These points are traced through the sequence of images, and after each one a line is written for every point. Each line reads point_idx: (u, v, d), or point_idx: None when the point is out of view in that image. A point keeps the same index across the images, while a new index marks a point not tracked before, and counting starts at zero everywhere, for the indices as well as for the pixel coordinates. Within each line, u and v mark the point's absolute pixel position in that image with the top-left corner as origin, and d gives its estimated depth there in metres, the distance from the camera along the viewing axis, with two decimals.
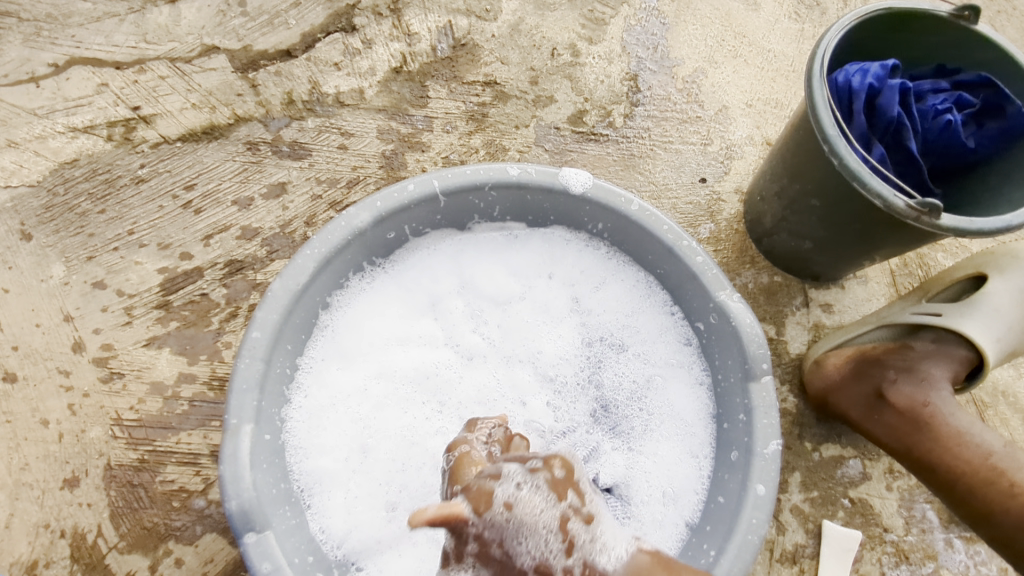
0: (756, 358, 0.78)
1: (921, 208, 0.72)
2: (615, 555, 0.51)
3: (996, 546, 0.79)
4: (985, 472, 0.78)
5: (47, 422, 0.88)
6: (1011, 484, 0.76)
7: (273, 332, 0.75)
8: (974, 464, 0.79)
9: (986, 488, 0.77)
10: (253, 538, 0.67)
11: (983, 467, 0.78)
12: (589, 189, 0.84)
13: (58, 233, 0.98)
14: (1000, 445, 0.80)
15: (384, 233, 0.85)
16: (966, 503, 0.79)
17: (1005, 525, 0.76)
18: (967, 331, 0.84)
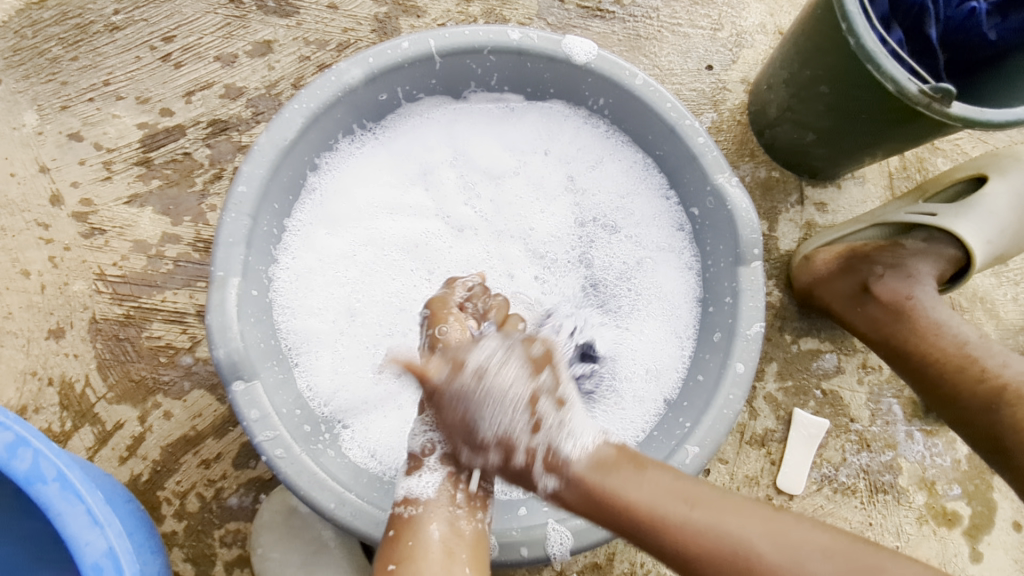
0: (748, 243, 0.78)
1: (933, 94, 0.70)
2: (582, 444, 0.62)
3: (957, 429, 0.81)
4: (958, 359, 0.81)
5: (28, 274, 0.87)
6: (982, 370, 0.79)
7: (260, 188, 0.72)
8: (948, 352, 0.82)
9: (957, 373, 0.80)
10: (241, 386, 0.68)
11: (957, 355, 0.81)
12: (592, 60, 0.80)
13: (28, 79, 0.92)
14: (975, 336, 0.82)
15: (376, 94, 0.81)
16: (936, 389, 0.82)
17: (969, 408, 0.78)
18: (960, 232, 0.85)
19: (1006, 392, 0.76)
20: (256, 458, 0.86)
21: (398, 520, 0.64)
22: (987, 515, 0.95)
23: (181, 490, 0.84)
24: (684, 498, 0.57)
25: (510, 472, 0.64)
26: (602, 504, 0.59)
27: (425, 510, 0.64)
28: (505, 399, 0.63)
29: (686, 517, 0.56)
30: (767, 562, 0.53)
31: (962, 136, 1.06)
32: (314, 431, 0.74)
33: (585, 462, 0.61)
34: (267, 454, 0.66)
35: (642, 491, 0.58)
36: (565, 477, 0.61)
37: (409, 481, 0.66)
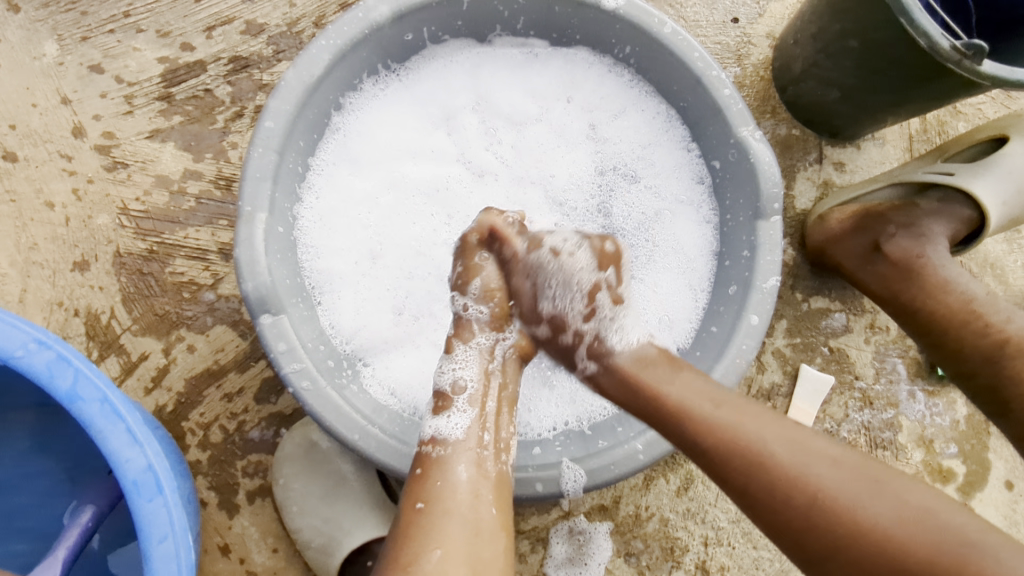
0: (769, 198, 0.78)
1: (966, 50, 0.69)
2: (629, 339, 0.70)
3: (959, 383, 0.82)
4: (962, 314, 0.81)
5: (52, 205, 0.88)
6: (986, 324, 0.79)
7: (286, 124, 0.72)
8: (953, 308, 0.82)
9: (960, 328, 0.80)
10: (269, 320, 0.69)
11: (962, 310, 0.81)
12: (621, 5, 0.79)
13: (47, 7, 0.91)
14: (983, 294, 0.82)
15: (401, 34, 0.80)
16: (939, 343, 0.82)
17: (971, 362, 0.79)
18: (976, 191, 0.85)
19: (1009, 345, 0.76)
20: (277, 394, 0.88)
21: (425, 459, 0.63)
22: (980, 473, 0.98)
23: (204, 422, 0.87)
24: (763, 424, 0.59)
25: (562, 349, 0.73)
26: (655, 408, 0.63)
27: (454, 451, 0.63)
28: (570, 283, 0.73)
29: (749, 435, 0.58)
30: (836, 498, 0.53)
31: (985, 100, 1.06)
32: (337, 366, 0.76)
33: (630, 355, 0.68)
34: (294, 386, 0.68)
35: (717, 413, 0.60)
36: (603, 364, 0.69)
37: (437, 421, 0.67)
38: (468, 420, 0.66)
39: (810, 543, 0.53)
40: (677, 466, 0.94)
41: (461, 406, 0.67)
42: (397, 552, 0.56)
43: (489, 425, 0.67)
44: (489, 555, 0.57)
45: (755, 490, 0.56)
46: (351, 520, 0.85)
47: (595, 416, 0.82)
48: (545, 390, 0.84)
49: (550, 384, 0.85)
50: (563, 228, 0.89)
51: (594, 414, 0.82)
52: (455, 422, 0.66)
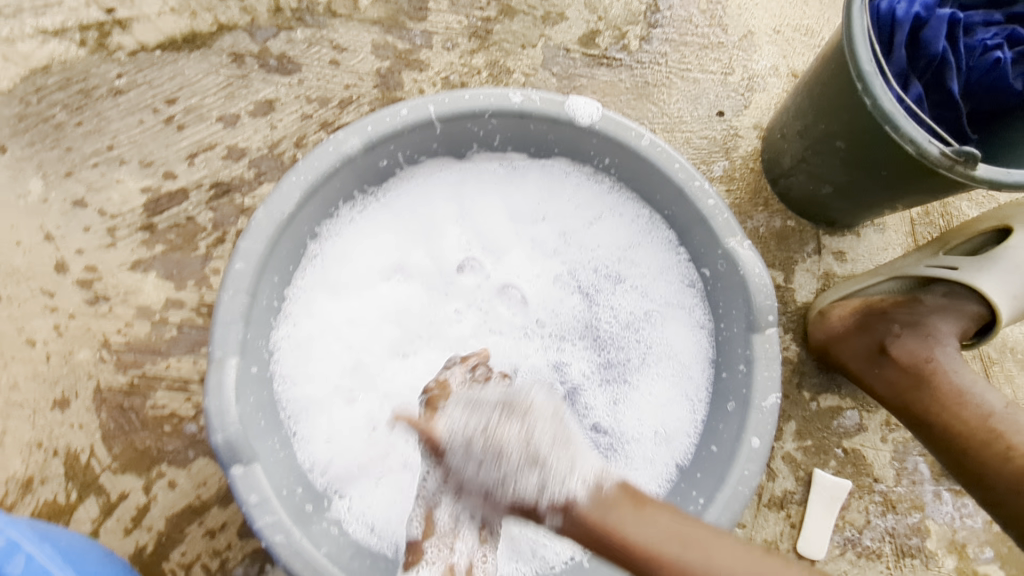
0: (761, 309, 0.74)
1: (956, 156, 0.67)
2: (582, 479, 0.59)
3: (991, 509, 0.75)
4: (982, 434, 0.74)
5: (33, 343, 0.87)
6: (1008, 448, 0.72)
7: (258, 264, 0.71)
8: (971, 425, 0.76)
9: (978, 449, 0.74)
10: (240, 470, 0.67)
11: (981, 429, 0.75)
12: (597, 121, 0.78)
13: (33, 146, 0.93)
14: (1001, 406, 0.76)
15: (375, 160, 0.79)
16: (958, 462, 0.76)
17: (995, 489, 0.72)
18: (983, 288, 0.81)
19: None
20: None
21: None
22: None
23: (186, 561, 0.84)
24: (673, 531, 0.55)
25: (509, 503, 0.60)
26: (609, 547, 0.55)
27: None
28: (507, 453, 0.60)
29: (689, 560, 0.53)
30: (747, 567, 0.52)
31: None
32: (315, 510, 0.72)
33: (591, 497, 0.58)
34: (267, 540, 0.65)
35: (686, 554, 0.53)
36: (567, 513, 0.57)
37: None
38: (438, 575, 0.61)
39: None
40: None
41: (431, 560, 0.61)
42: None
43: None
44: None
45: None
46: None
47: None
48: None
49: None
50: (542, 330, 0.85)
51: None
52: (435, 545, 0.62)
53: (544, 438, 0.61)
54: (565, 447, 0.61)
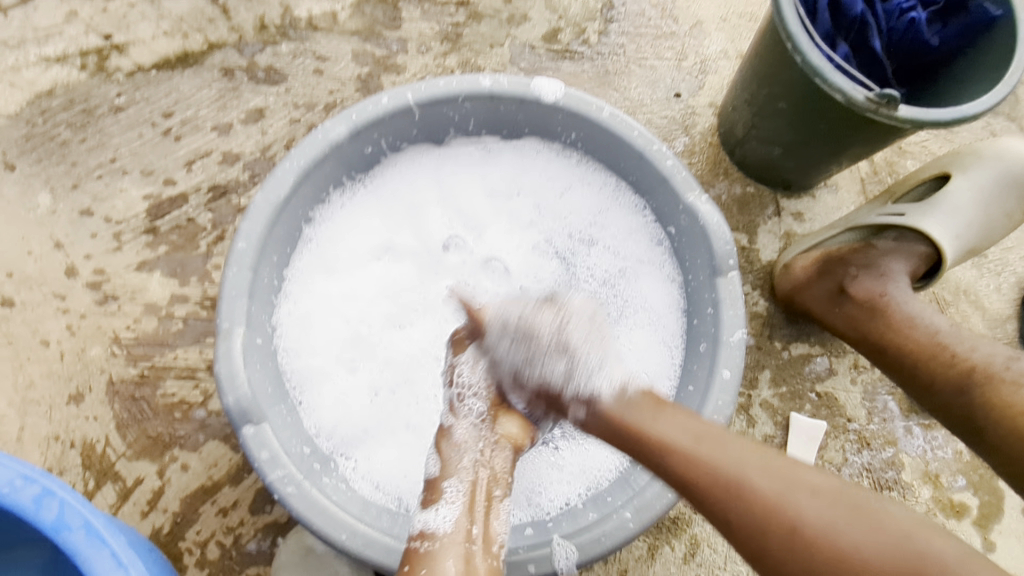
0: (722, 255, 0.81)
1: (879, 99, 0.74)
2: (612, 382, 0.68)
3: (939, 417, 0.80)
4: (930, 348, 0.81)
5: (48, 343, 0.92)
6: (952, 356, 0.79)
7: (258, 242, 0.77)
8: (921, 343, 0.83)
9: (930, 360, 0.81)
10: (251, 429, 0.71)
11: (929, 344, 0.82)
12: (560, 98, 0.85)
13: (41, 163, 0.99)
14: (947, 326, 0.83)
15: (361, 147, 0.86)
16: (912, 377, 0.83)
17: (943, 393, 0.78)
18: (927, 229, 0.87)
19: (975, 372, 0.76)
20: (272, 503, 0.89)
21: (414, 554, 0.64)
22: (994, 504, 0.97)
23: (201, 539, 0.87)
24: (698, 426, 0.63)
25: (542, 394, 0.73)
26: (627, 437, 0.64)
27: (442, 546, 0.63)
28: (534, 345, 0.73)
29: (706, 454, 0.59)
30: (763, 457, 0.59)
31: (928, 138, 1.11)
32: (322, 468, 0.77)
33: (616, 397, 0.67)
34: (279, 492, 0.69)
35: (710, 450, 0.59)
36: (590, 408, 0.68)
37: (425, 515, 0.67)
38: (456, 511, 0.67)
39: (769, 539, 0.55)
40: (681, 531, 0.92)
41: (450, 498, 0.68)
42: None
43: (478, 515, 0.67)
44: None
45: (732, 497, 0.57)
46: None
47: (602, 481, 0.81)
48: (553, 470, 0.83)
49: (557, 465, 0.83)
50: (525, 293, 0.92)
51: (602, 480, 0.81)
52: (450, 484, 0.69)
53: (575, 334, 0.72)
54: (596, 341, 0.73)
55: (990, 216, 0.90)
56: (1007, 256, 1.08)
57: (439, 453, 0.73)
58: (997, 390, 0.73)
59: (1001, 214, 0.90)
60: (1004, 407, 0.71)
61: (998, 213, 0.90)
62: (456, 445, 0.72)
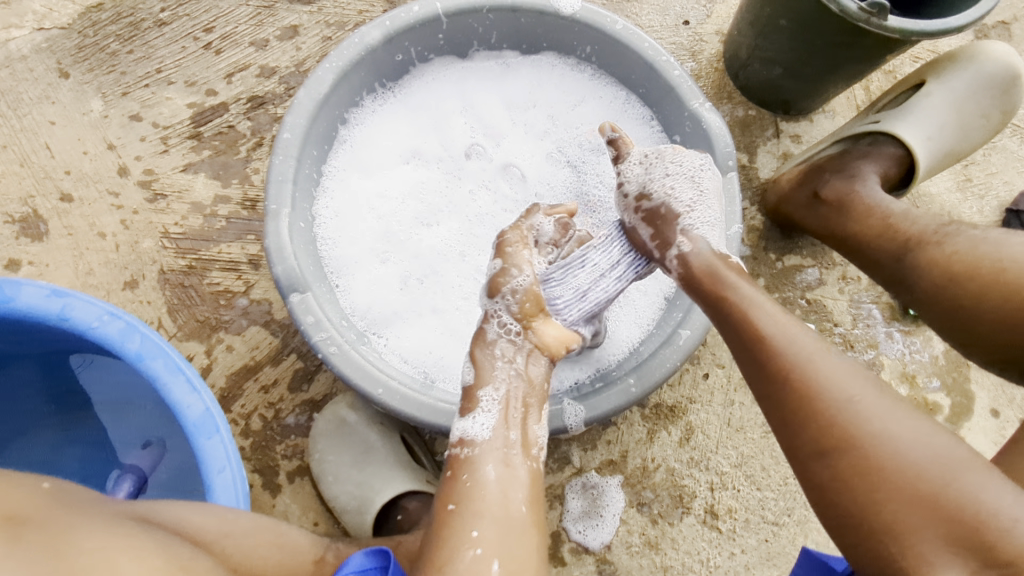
0: (724, 156, 0.88)
1: (870, 9, 0.81)
2: (694, 237, 0.73)
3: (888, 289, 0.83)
4: (881, 229, 0.84)
5: (104, 235, 1.01)
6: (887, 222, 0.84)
7: (301, 134, 0.85)
8: (875, 228, 0.85)
9: (875, 236, 0.85)
10: (297, 297, 0.80)
11: (879, 225, 0.85)
12: (577, 11, 0.91)
13: (92, 71, 1.06)
14: (903, 208, 0.85)
15: (392, 54, 0.93)
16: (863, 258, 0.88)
17: (885, 262, 0.82)
18: (899, 132, 0.93)
19: (910, 242, 0.79)
20: (308, 383, 0.99)
21: (455, 460, 0.66)
22: (965, 404, 1.06)
23: (246, 412, 0.97)
24: (824, 350, 0.60)
25: (656, 218, 0.75)
26: (709, 291, 0.68)
27: (481, 451, 0.66)
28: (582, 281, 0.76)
29: (778, 333, 0.61)
30: (859, 413, 0.55)
31: (923, 68, 1.17)
32: (359, 339, 0.86)
33: (706, 249, 0.72)
34: (323, 351, 0.79)
35: (772, 327, 0.62)
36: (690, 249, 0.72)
37: (464, 424, 0.68)
38: (494, 417, 0.68)
39: (825, 436, 0.56)
40: (677, 419, 1.01)
41: (486, 407, 0.68)
42: (435, 550, 0.61)
43: (514, 422, 0.68)
44: (523, 552, 0.61)
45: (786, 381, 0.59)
46: (381, 482, 0.91)
47: (607, 363, 0.90)
48: None
49: None
50: (542, 197, 0.99)
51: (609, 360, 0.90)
52: (486, 391, 0.69)
53: (662, 177, 0.77)
54: (706, 196, 0.76)
55: (963, 115, 0.94)
56: (991, 181, 1.15)
57: (471, 359, 0.72)
58: (925, 251, 0.76)
59: (976, 115, 0.95)
60: (929, 263, 0.75)
61: (971, 113, 0.95)
62: (489, 348, 0.72)
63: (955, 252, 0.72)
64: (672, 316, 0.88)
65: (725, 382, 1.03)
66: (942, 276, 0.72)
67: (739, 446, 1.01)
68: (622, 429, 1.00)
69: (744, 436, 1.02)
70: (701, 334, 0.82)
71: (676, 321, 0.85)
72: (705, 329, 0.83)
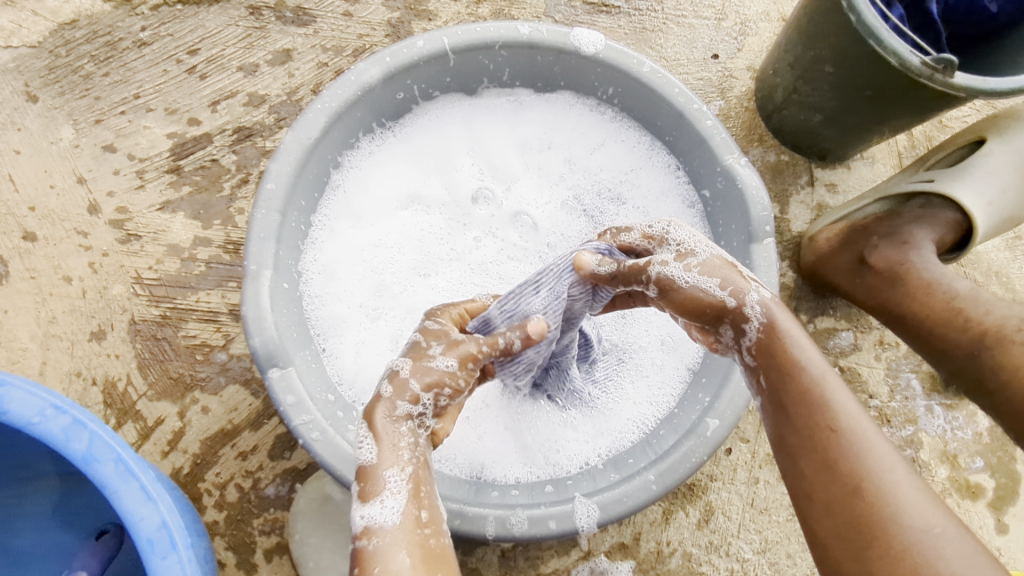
0: (759, 221, 0.79)
1: (935, 65, 0.72)
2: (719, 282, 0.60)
3: (953, 381, 0.83)
4: (946, 313, 0.83)
5: (70, 279, 0.92)
6: (967, 320, 0.82)
7: (288, 184, 0.75)
8: (937, 308, 0.84)
9: (944, 326, 0.83)
10: (277, 373, 0.71)
11: (946, 310, 0.84)
12: (601, 50, 0.82)
13: (64, 95, 0.97)
14: (967, 289, 0.84)
15: (393, 92, 0.84)
16: (927, 343, 0.86)
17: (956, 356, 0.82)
18: (957, 196, 0.87)
19: (987, 335, 0.79)
20: (290, 449, 0.89)
21: (361, 555, 0.53)
22: (1010, 486, 0.96)
23: (220, 482, 0.88)
24: (895, 465, 0.51)
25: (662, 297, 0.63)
26: (774, 362, 0.57)
27: (393, 541, 0.53)
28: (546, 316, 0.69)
29: (843, 439, 0.52)
30: (931, 551, 0.47)
31: (970, 113, 1.08)
32: (347, 416, 0.76)
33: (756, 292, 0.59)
34: (304, 438, 0.69)
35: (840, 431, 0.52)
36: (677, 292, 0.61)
37: (368, 507, 0.54)
38: (403, 500, 0.55)
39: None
40: (696, 498, 0.92)
41: (394, 488, 0.55)
42: None
43: (426, 498, 0.57)
44: None
45: (845, 500, 0.50)
46: None
47: (620, 447, 0.80)
48: (568, 428, 0.82)
49: (570, 425, 0.82)
50: (554, 252, 0.90)
51: (623, 442, 0.81)
52: (392, 471, 0.56)
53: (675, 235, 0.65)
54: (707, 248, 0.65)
55: None
56: None
57: (373, 430, 0.58)
58: (1007, 352, 0.77)
59: None
60: (1014, 368, 0.76)
61: None
62: (394, 420, 0.59)
63: None
64: (696, 397, 0.79)
65: (749, 458, 0.94)
66: None
67: (762, 530, 0.92)
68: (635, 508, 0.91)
69: (768, 518, 0.92)
70: (732, 425, 0.73)
71: (703, 407, 0.76)
72: (736, 419, 0.73)
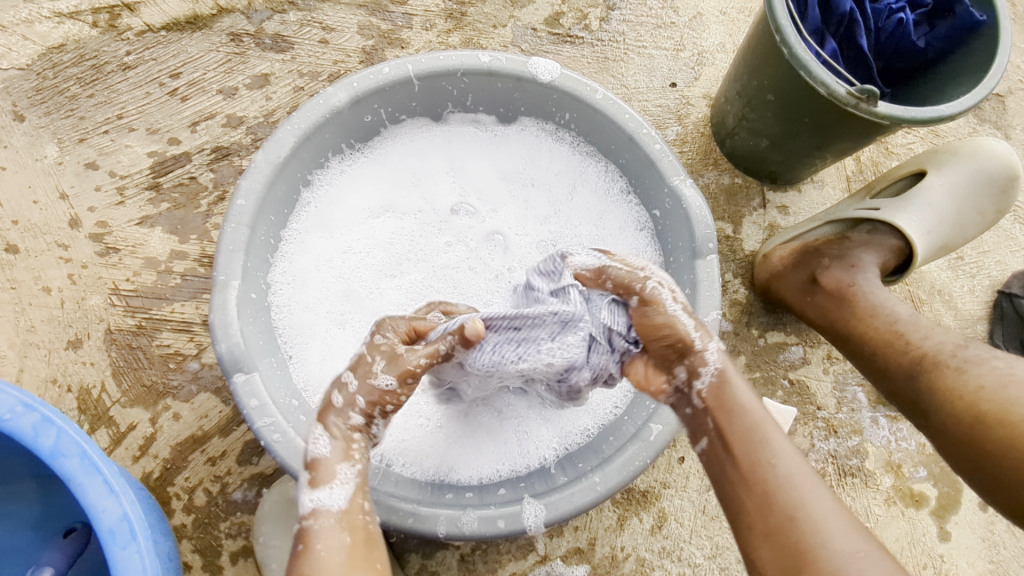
0: (702, 238, 0.84)
1: (859, 95, 0.78)
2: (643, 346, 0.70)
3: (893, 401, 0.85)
4: (888, 336, 0.86)
5: (49, 290, 0.96)
6: (907, 343, 0.84)
7: (257, 200, 0.80)
8: (881, 331, 0.87)
9: (887, 348, 0.86)
10: (241, 377, 0.74)
11: (888, 333, 0.86)
12: (556, 78, 0.88)
13: (49, 115, 1.02)
14: (908, 314, 0.87)
15: (360, 115, 0.89)
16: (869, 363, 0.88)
17: (895, 378, 0.83)
18: (899, 224, 0.92)
19: (926, 359, 0.81)
20: (258, 455, 0.93)
21: (305, 534, 0.62)
22: (953, 495, 1.00)
23: (189, 486, 0.91)
24: (817, 491, 0.59)
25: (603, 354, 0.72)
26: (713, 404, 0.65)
27: (340, 523, 0.63)
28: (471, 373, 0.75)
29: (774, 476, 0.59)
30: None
31: (914, 140, 1.14)
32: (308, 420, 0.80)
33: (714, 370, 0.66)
34: (265, 439, 0.72)
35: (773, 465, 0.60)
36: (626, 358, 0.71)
37: (317, 493, 0.63)
38: (350, 490, 0.65)
39: None
40: (649, 504, 0.96)
41: (344, 479, 0.64)
42: None
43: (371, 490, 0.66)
44: None
45: (776, 529, 0.57)
46: None
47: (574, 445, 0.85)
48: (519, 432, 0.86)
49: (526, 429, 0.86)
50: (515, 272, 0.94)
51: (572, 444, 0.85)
52: (343, 467, 0.65)
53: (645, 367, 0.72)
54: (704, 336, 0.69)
55: (962, 213, 0.95)
56: (982, 259, 1.11)
57: (329, 431, 0.66)
58: (942, 375, 0.78)
59: (973, 213, 0.95)
60: (946, 390, 0.77)
61: (969, 211, 0.95)
62: (343, 416, 0.67)
63: (982, 389, 0.74)
64: (643, 404, 0.83)
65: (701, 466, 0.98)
66: (968, 414, 0.74)
67: (714, 536, 0.96)
68: (591, 514, 0.95)
69: (719, 525, 0.96)
70: (674, 432, 0.77)
71: (648, 413, 0.79)
72: (678, 426, 0.77)
